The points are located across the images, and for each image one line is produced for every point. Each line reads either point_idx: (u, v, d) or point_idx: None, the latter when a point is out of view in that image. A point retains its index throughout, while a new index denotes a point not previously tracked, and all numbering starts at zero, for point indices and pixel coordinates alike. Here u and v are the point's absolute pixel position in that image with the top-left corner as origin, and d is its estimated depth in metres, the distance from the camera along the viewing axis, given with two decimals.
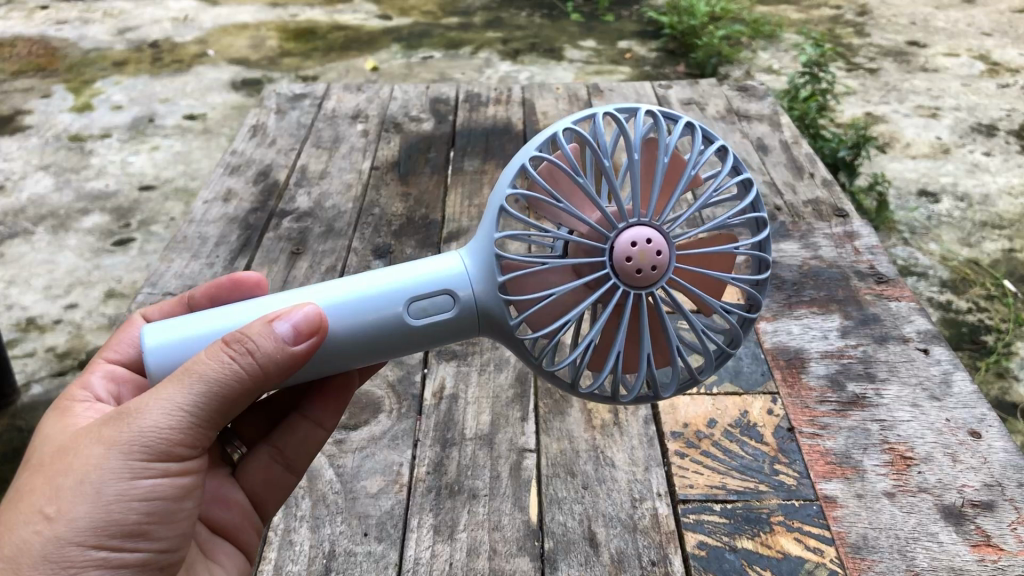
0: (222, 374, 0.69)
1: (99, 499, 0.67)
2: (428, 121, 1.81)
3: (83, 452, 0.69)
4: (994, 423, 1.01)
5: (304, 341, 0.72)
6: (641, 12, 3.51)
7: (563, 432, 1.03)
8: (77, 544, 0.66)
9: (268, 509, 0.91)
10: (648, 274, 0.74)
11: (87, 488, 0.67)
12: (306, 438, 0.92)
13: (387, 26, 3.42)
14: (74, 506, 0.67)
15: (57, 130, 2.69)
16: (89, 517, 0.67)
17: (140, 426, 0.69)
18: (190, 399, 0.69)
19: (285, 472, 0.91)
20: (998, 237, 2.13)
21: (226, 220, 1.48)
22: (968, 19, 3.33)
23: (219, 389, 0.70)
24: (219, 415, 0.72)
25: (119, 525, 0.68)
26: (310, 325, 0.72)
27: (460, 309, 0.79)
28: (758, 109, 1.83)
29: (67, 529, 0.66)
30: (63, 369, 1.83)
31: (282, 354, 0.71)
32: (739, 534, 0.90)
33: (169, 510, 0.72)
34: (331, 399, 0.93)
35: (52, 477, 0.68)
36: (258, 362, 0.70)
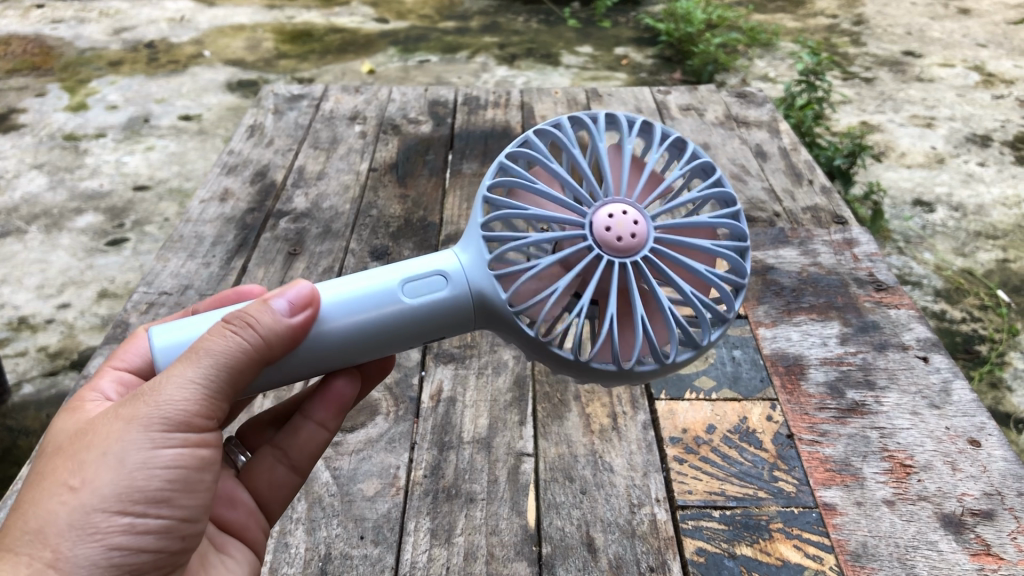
0: (230, 347, 0.70)
1: (121, 468, 0.66)
2: (426, 123, 1.80)
3: (102, 429, 0.68)
4: (994, 431, 1.01)
5: (299, 313, 0.73)
6: (638, 19, 3.51)
7: (561, 436, 1.02)
8: (102, 510, 0.65)
9: (273, 511, 0.90)
10: (628, 240, 0.72)
11: (108, 459, 0.66)
12: (308, 439, 0.90)
13: (383, 29, 3.41)
14: (97, 475, 0.66)
15: (51, 129, 2.68)
16: (113, 484, 0.66)
17: (157, 397, 0.68)
18: (203, 371, 0.69)
19: (288, 474, 0.90)
20: (992, 248, 2.13)
21: (222, 219, 1.47)
22: (963, 30, 3.34)
23: (230, 362, 0.70)
24: (235, 387, 0.72)
25: (143, 492, 0.67)
26: (304, 299, 0.74)
27: (453, 287, 0.76)
28: (756, 116, 1.82)
29: (91, 496, 0.65)
30: (55, 369, 1.82)
31: (282, 326, 0.72)
32: (737, 541, 0.89)
33: (192, 479, 0.71)
34: (332, 403, 0.90)
35: (73, 455, 0.67)
36: (260, 334, 0.71)
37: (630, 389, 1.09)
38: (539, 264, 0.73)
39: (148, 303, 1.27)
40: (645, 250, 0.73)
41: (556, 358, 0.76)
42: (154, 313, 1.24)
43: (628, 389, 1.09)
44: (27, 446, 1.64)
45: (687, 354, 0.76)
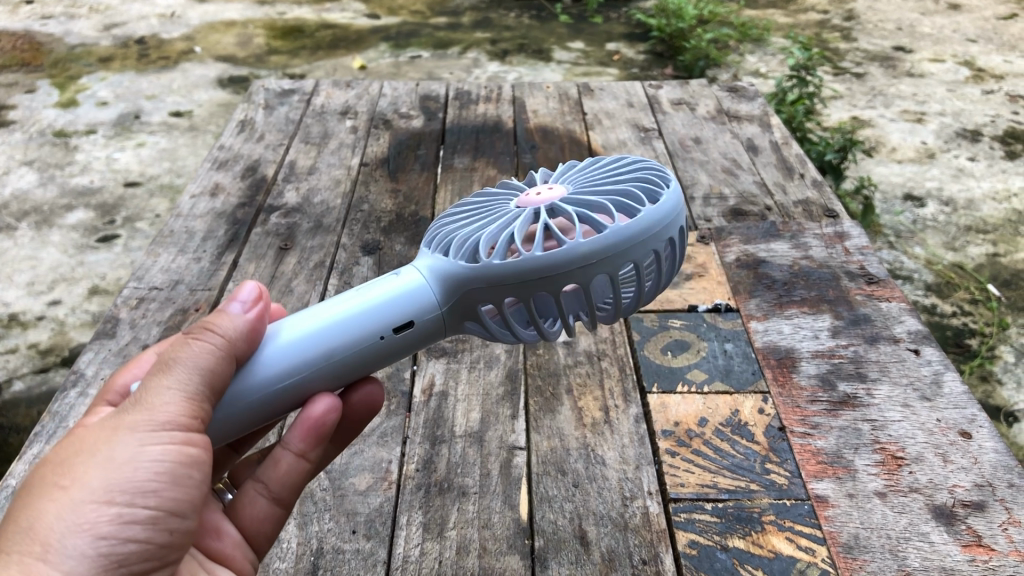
0: (200, 350, 0.70)
1: (108, 463, 0.66)
2: (417, 118, 1.80)
3: (93, 436, 0.68)
4: (985, 423, 1.01)
5: (252, 310, 0.75)
6: (629, 14, 3.51)
7: (553, 430, 1.02)
8: (88, 501, 0.64)
9: (259, 542, 0.85)
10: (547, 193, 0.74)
11: (94, 457, 0.66)
12: (289, 469, 0.84)
13: (375, 25, 3.41)
14: (85, 472, 0.65)
15: (42, 125, 2.67)
16: (101, 479, 0.65)
17: (145, 403, 0.69)
18: (179, 374, 0.70)
19: (272, 506, 0.84)
20: (982, 242, 2.14)
21: (213, 215, 1.46)
22: (953, 26, 3.35)
23: (203, 363, 0.70)
24: (218, 388, 0.72)
25: (130, 483, 0.66)
26: (251, 294, 0.76)
27: (410, 279, 0.74)
28: (748, 110, 1.82)
29: (80, 491, 0.64)
30: (46, 366, 1.81)
31: (241, 324, 0.73)
32: (730, 533, 0.89)
33: (185, 476, 0.69)
34: (312, 435, 0.82)
35: (64, 460, 0.67)
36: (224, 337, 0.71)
37: (622, 382, 1.09)
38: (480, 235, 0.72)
39: (138, 299, 1.26)
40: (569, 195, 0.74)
41: (512, 280, 0.68)
42: (144, 309, 1.24)
43: (620, 382, 1.09)
44: (18, 443, 1.63)
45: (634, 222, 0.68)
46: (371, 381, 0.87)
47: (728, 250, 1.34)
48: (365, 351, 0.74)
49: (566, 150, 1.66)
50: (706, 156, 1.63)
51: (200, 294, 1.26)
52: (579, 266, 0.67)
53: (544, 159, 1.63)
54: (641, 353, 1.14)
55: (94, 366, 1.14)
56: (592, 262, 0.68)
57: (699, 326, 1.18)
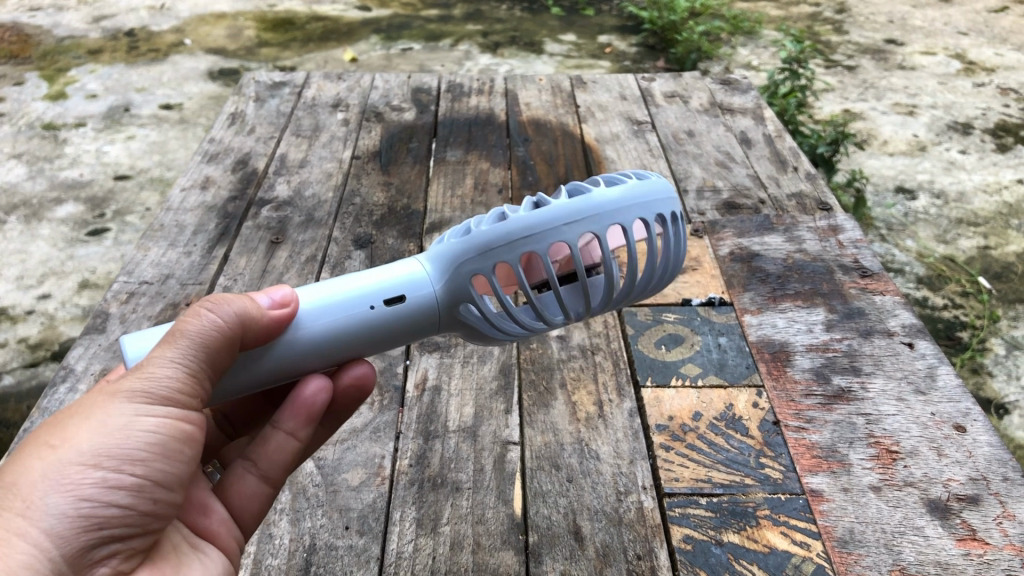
0: (207, 325, 0.69)
1: (99, 427, 0.65)
2: (409, 110, 1.78)
3: (87, 400, 0.68)
4: (979, 417, 1.01)
5: (280, 309, 0.72)
6: (621, 7, 3.50)
7: (547, 425, 1.01)
8: (75, 463, 0.64)
9: (246, 522, 0.84)
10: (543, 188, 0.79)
11: (85, 419, 0.65)
12: (279, 448, 0.84)
13: (366, 17, 3.39)
14: (75, 434, 0.65)
15: (30, 118, 2.64)
16: (89, 441, 0.65)
17: (139, 367, 0.68)
18: (185, 345, 0.68)
19: (260, 485, 0.84)
20: (973, 235, 2.14)
21: (203, 208, 1.45)
22: (944, 19, 3.34)
23: (207, 340, 0.69)
24: (217, 365, 0.71)
25: (118, 450, 0.65)
26: (287, 296, 0.73)
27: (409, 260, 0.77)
28: (740, 103, 1.82)
29: (67, 451, 0.64)
30: (36, 360, 1.80)
31: (262, 318, 0.71)
32: (725, 528, 0.89)
33: (173, 449, 0.69)
34: (302, 413, 0.83)
35: (54, 423, 0.67)
36: (235, 316, 0.70)
37: (616, 376, 1.09)
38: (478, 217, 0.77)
39: (128, 293, 1.25)
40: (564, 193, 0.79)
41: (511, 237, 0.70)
42: (134, 304, 1.23)
43: (614, 376, 1.09)
44: (7, 438, 1.62)
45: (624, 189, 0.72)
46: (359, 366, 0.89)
47: (721, 244, 1.33)
48: (359, 326, 0.74)
49: (558, 142, 1.66)
50: (699, 149, 1.62)
51: (191, 288, 1.26)
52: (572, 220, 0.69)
53: (537, 151, 1.62)
54: (635, 347, 1.13)
55: (83, 361, 1.13)
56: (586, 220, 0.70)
57: (692, 319, 1.18)
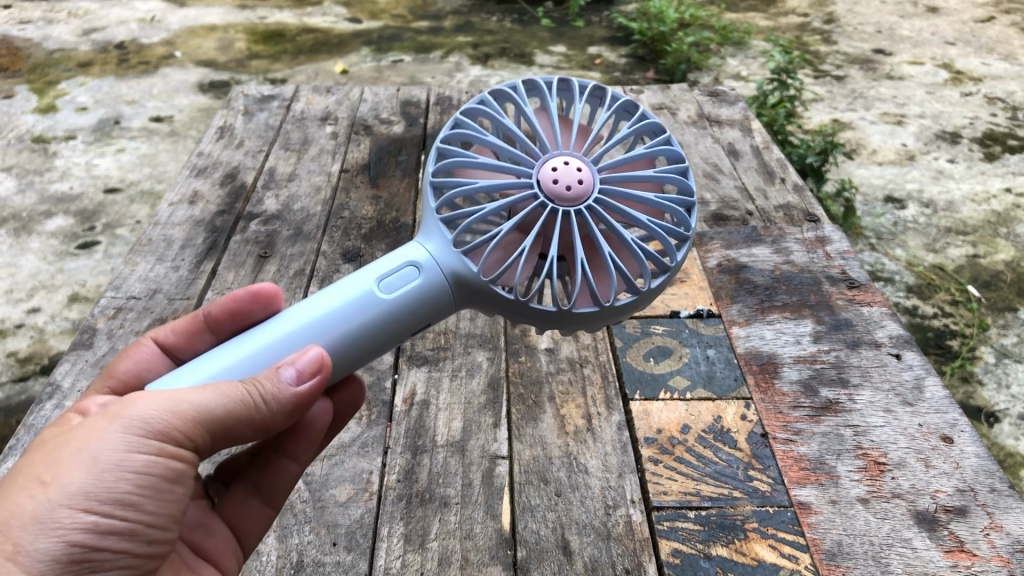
0: (232, 393, 0.72)
1: (93, 467, 0.67)
2: (398, 123, 1.79)
3: (85, 429, 0.69)
4: (966, 428, 1.01)
5: (307, 382, 0.75)
6: (611, 18, 3.51)
7: (536, 438, 1.01)
8: (67, 507, 0.65)
9: (249, 545, 0.87)
10: (576, 189, 0.79)
11: (83, 457, 0.67)
12: (282, 473, 0.88)
13: (356, 29, 3.40)
14: (68, 472, 0.66)
15: (20, 131, 2.64)
16: (82, 482, 0.66)
17: (145, 408, 0.70)
18: (206, 399, 0.71)
19: (261, 507, 0.88)
20: (962, 244, 2.15)
21: (191, 222, 1.45)
22: (932, 29, 3.36)
23: (229, 404, 0.72)
24: (230, 429, 0.73)
25: (110, 494, 0.67)
26: (312, 366, 0.75)
27: (426, 278, 0.82)
28: (729, 115, 1.83)
29: (59, 492, 0.65)
30: (25, 374, 1.79)
31: (287, 399, 0.74)
32: (713, 541, 0.89)
33: (162, 488, 0.71)
34: (302, 436, 0.87)
35: (51, 452, 0.68)
36: (264, 403, 0.73)
37: (605, 389, 1.09)
38: (502, 232, 0.80)
39: (115, 308, 1.25)
40: (594, 191, 0.80)
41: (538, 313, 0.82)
42: (122, 319, 1.22)
43: (602, 389, 1.09)
44: None
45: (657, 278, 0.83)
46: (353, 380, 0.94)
47: (709, 256, 1.33)
48: (385, 345, 0.84)
49: None
50: (687, 161, 1.63)
51: (178, 303, 1.25)
52: (601, 313, 0.82)
53: None
54: (624, 359, 1.13)
55: (70, 377, 1.12)
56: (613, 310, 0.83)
57: (681, 332, 1.18)
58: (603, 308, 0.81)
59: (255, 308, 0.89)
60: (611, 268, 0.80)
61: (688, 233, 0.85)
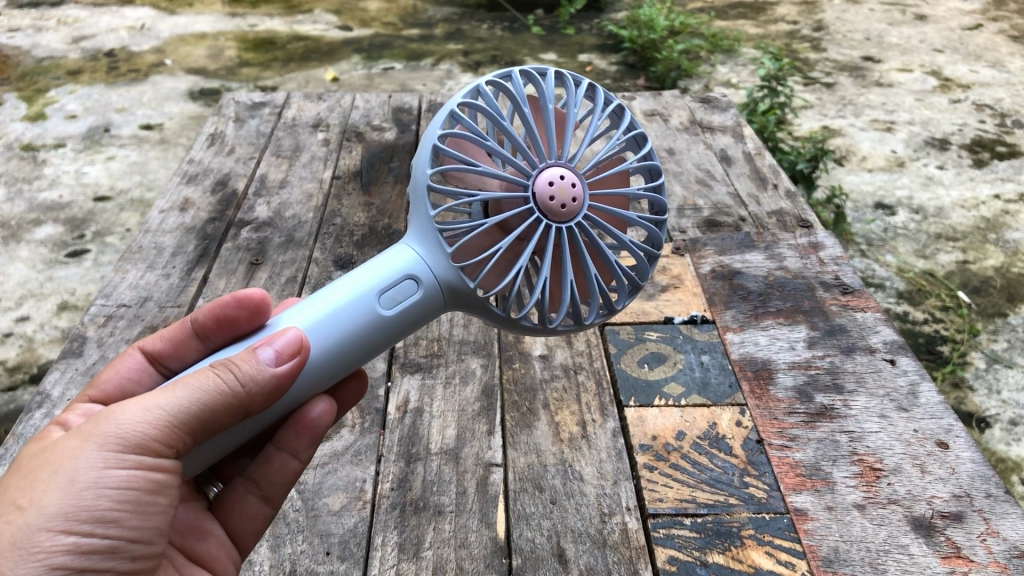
0: (208, 384, 0.71)
1: (68, 487, 0.66)
2: (390, 130, 1.78)
3: (59, 448, 0.68)
4: (961, 433, 1.01)
5: (287, 362, 0.75)
6: (601, 26, 3.51)
7: (530, 446, 1.01)
8: (47, 530, 0.65)
9: (246, 543, 0.88)
10: (570, 207, 0.79)
11: (59, 478, 0.66)
12: (281, 469, 0.87)
13: (347, 37, 3.39)
14: (44, 495, 0.66)
15: (8, 139, 2.62)
16: (60, 504, 0.66)
17: (119, 420, 0.69)
18: (179, 399, 0.70)
19: (260, 505, 0.88)
20: (952, 250, 2.15)
21: (182, 230, 1.44)
22: (920, 36, 3.38)
23: (203, 397, 0.71)
24: (208, 421, 0.72)
25: (90, 512, 0.67)
26: (291, 347, 0.75)
27: (425, 291, 0.82)
28: (720, 121, 1.83)
29: (37, 516, 0.65)
30: (14, 384, 1.78)
31: (265, 377, 0.73)
32: (709, 549, 0.89)
33: (144, 501, 0.70)
34: (304, 435, 0.86)
35: (26, 475, 0.67)
36: (242, 386, 0.72)
37: (599, 396, 1.08)
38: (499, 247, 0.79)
39: (106, 316, 1.24)
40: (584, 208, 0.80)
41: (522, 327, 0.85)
42: (112, 327, 1.21)
43: (597, 396, 1.08)
44: None
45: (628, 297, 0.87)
46: (357, 376, 0.94)
47: (703, 262, 1.33)
48: (376, 352, 0.84)
49: None
50: (679, 168, 1.63)
51: (169, 310, 1.24)
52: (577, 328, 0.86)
53: None
54: (618, 366, 1.13)
55: (60, 386, 1.11)
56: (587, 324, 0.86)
57: (675, 338, 1.17)
58: (579, 323, 0.85)
59: (243, 318, 0.88)
60: (595, 288, 0.82)
61: (659, 253, 0.88)
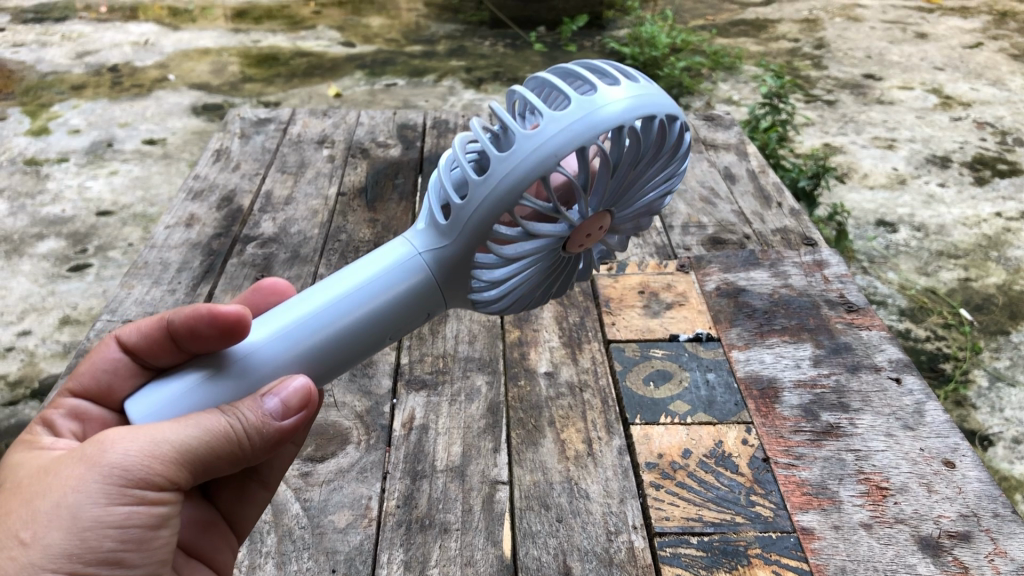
0: (215, 428, 0.69)
1: (71, 525, 0.66)
2: (395, 147, 1.79)
3: (62, 475, 0.67)
4: (968, 452, 1.00)
5: (292, 415, 0.72)
6: (603, 42, 3.53)
7: (537, 463, 1.01)
8: (52, 571, 0.65)
9: (243, 530, 0.89)
10: (585, 245, 0.76)
11: (63, 515, 0.66)
12: (281, 456, 0.91)
13: (350, 53, 3.41)
14: (48, 533, 0.65)
15: (11, 153, 2.63)
16: (64, 543, 0.65)
17: (123, 452, 0.67)
18: (186, 437, 0.68)
19: (260, 489, 0.90)
20: (954, 267, 2.16)
21: (188, 245, 1.45)
22: (921, 54, 3.39)
23: (210, 441, 0.69)
24: (210, 461, 0.71)
25: (92, 551, 0.67)
26: (299, 400, 0.71)
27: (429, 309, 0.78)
28: (724, 138, 1.83)
29: (40, 556, 0.64)
30: (15, 398, 1.78)
31: (268, 428, 0.71)
32: (716, 568, 0.88)
33: (144, 537, 0.71)
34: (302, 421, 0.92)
35: (28, 501, 0.67)
36: (246, 433, 0.70)
37: (605, 414, 1.08)
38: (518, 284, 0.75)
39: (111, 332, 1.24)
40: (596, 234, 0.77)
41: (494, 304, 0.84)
42: None
43: (603, 414, 1.08)
44: None
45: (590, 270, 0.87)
46: None
47: (707, 279, 1.33)
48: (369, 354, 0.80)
49: None
50: (684, 185, 1.63)
51: None
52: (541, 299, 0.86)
53: None
54: (624, 383, 1.13)
55: None
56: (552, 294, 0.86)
57: (680, 355, 1.17)
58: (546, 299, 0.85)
59: (212, 338, 0.74)
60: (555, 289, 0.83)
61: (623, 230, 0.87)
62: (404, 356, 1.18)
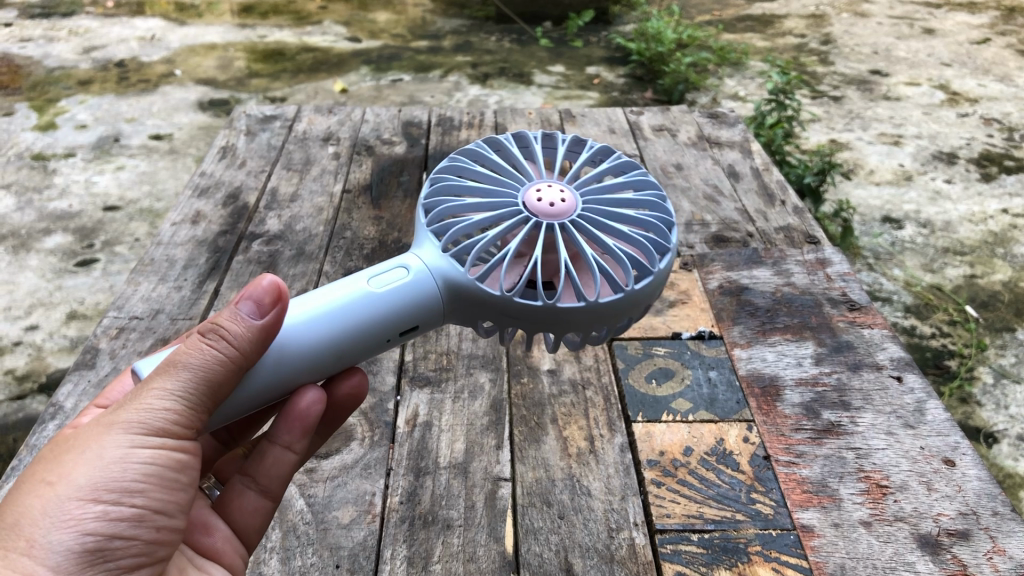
0: (205, 356, 0.71)
1: (96, 461, 0.69)
2: (400, 144, 1.79)
3: (87, 432, 0.71)
4: (968, 451, 1.01)
5: (269, 312, 0.73)
6: (609, 38, 3.53)
7: (539, 460, 1.01)
8: (77, 499, 0.68)
9: (250, 538, 0.89)
10: (558, 205, 0.81)
11: (86, 455, 0.69)
12: (275, 464, 0.88)
13: (356, 48, 3.41)
14: (73, 470, 0.69)
15: (19, 148, 2.65)
16: (88, 477, 0.69)
17: (135, 401, 0.71)
18: (180, 368, 0.71)
19: (259, 499, 0.89)
20: (960, 264, 2.16)
21: (194, 242, 1.46)
22: (929, 50, 3.39)
23: (202, 362, 0.71)
24: (215, 388, 0.72)
25: (118, 483, 0.70)
26: (270, 295, 0.73)
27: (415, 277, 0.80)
28: (729, 136, 1.84)
29: (67, 487, 0.68)
30: (23, 393, 1.79)
31: (253, 334, 0.72)
32: (716, 565, 0.89)
33: (168, 477, 0.73)
34: (297, 427, 0.86)
35: (55, 457, 0.70)
36: (232, 345, 0.71)
37: (607, 412, 1.09)
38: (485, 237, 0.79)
39: (118, 328, 1.25)
40: (576, 208, 0.81)
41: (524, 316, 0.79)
42: (124, 338, 1.22)
43: (604, 411, 1.09)
44: None
45: (646, 279, 0.80)
46: (356, 370, 0.91)
47: (710, 278, 1.34)
48: (372, 338, 0.80)
49: None
50: (687, 183, 1.64)
51: (181, 322, 1.26)
52: (587, 311, 0.77)
53: None
54: (625, 381, 1.13)
55: (73, 398, 1.12)
56: (602, 312, 0.78)
57: (683, 353, 1.18)
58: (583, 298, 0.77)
59: None
60: (592, 264, 0.77)
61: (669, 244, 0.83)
62: (408, 353, 1.18)
